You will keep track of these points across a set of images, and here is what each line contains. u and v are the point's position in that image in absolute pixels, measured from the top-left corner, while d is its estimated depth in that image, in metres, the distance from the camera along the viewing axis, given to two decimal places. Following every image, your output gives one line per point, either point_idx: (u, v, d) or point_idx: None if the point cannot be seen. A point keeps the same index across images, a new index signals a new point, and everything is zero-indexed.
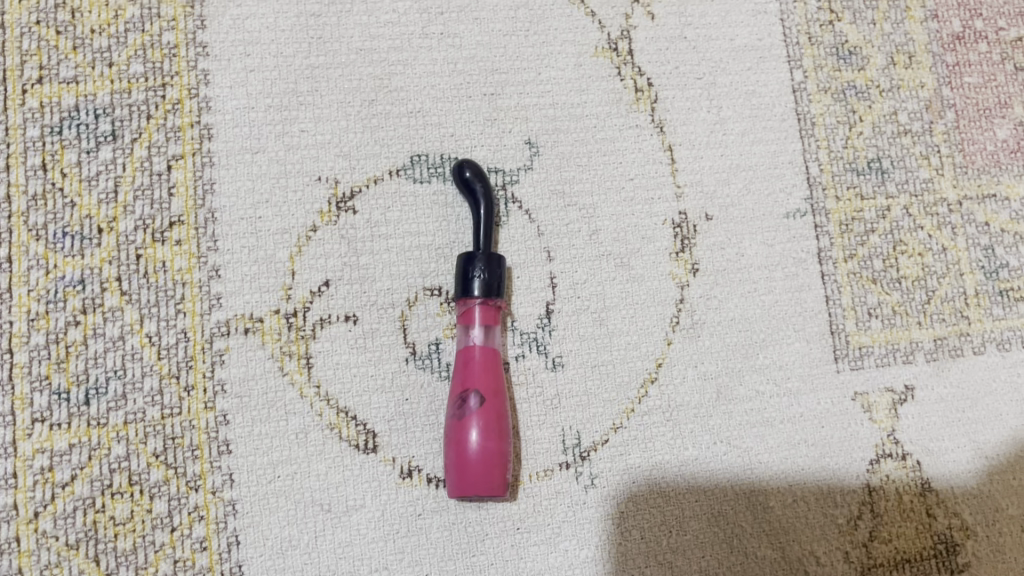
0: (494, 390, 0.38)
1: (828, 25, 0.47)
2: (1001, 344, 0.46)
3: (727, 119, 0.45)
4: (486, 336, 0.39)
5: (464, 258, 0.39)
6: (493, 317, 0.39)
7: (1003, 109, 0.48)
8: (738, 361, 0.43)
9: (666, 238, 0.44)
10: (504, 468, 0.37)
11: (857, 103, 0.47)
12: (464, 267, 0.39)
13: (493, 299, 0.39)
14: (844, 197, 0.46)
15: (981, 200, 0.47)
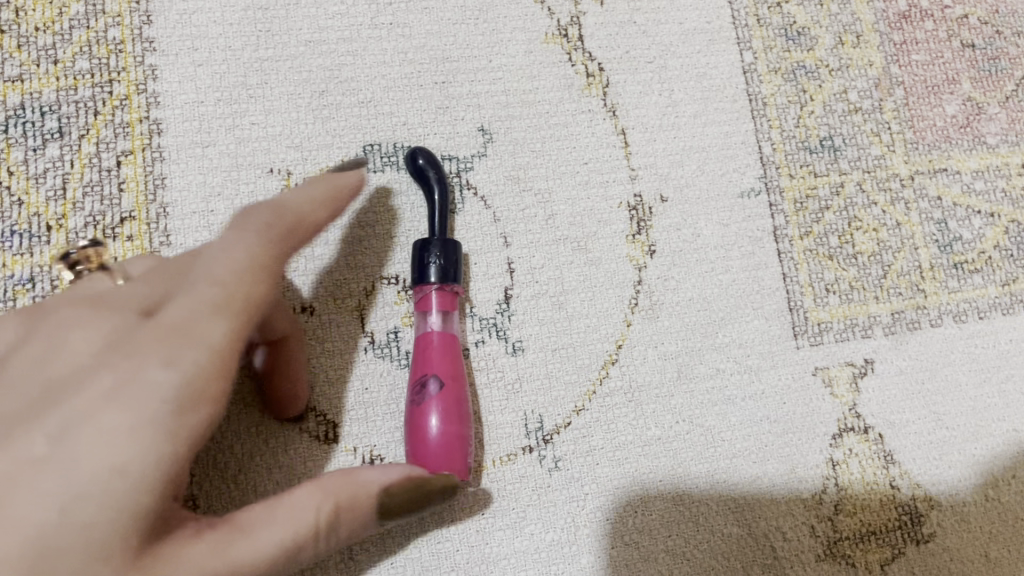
0: (454, 375, 0.38)
1: (776, 7, 0.48)
2: (957, 316, 0.47)
3: (679, 101, 0.46)
4: (444, 322, 0.39)
5: (419, 245, 0.39)
6: (449, 304, 0.39)
7: (951, 85, 0.49)
8: (697, 340, 0.43)
9: (621, 221, 0.44)
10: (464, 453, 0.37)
11: (807, 82, 0.47)
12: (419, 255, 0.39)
13: (449, 283, 0.39)
14: (797, 175, 0.46)
15: (932, 175, 0.48)
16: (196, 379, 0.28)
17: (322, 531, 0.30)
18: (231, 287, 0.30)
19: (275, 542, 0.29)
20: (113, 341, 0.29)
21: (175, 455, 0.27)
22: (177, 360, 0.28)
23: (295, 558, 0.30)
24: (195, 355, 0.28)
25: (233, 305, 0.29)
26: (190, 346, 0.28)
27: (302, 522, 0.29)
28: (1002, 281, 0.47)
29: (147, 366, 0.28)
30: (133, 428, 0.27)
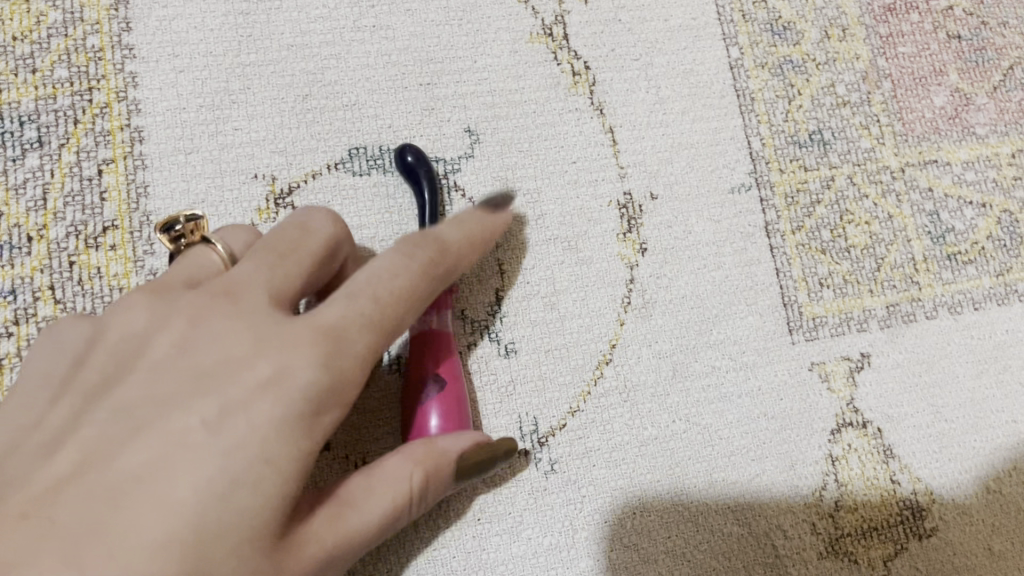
0: (453, 375, 0.38)
1: (761, 2, 0.48)
2: (952, 307, 0.46)
3: (666, 98, 0.45)
4: (439, 319, 0.38)
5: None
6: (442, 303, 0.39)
7: (938, 76, 0.49)
8: (692, 337, 0.43)
9: (612, 219, 0.44)
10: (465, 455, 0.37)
11: (794, 77, 0.47)
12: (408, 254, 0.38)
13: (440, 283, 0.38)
14: (787, 169, 0.46)
15: (923, 167, 0.48)
16: (340, 382, 0.30)
17: (418, 498, 0.32)
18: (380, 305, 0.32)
19: (380, 512, 0.31)
20: (261, 333, 0.31)
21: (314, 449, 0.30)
22: (333, 364, 0.30)
23: (395, 525, 0.32)
24: (347, 364, 0.31)
25: (383, 318, 0.32)
26: (342, 354, 0.31)
27: (399, 488, 0.32)
28: (996, 272, 0.47)
29: (300, 365, 0.30)
30: (283, 424, 0.29)
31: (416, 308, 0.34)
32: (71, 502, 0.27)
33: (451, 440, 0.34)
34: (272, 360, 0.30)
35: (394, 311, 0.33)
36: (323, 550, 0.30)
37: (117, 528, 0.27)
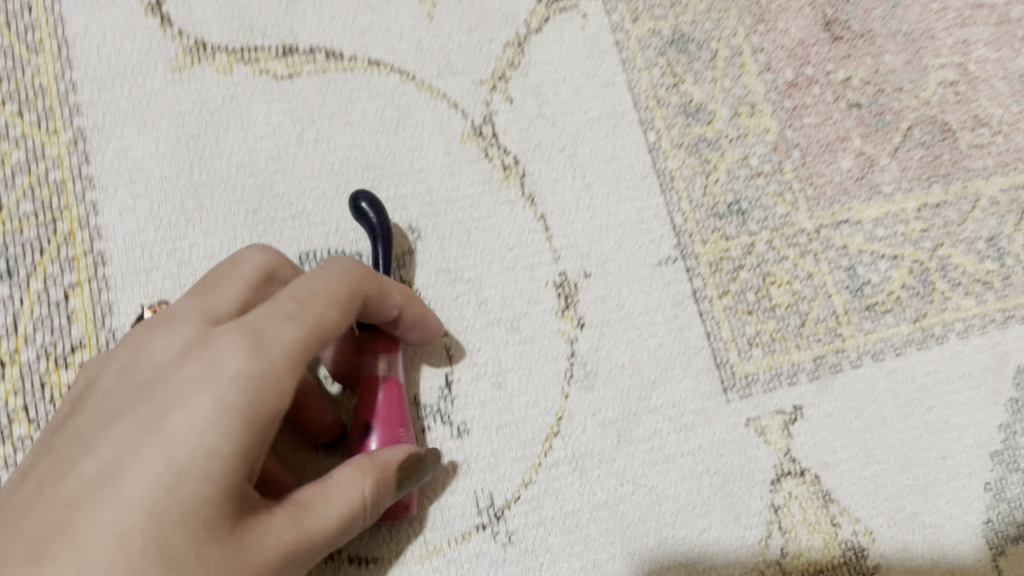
0: (397, 414, 0.41)
1: (673, 88, 0.52)
2: (875, 355, 0.49)
3: (591, 183, 0.49)
4: (389, 367, 0.42)
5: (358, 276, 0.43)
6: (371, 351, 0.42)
7: (843, 142, 0.53)
8: (633, 403, 0.46)
9: (550, 299, 0.47)
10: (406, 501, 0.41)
11: (709, 154, 0.51)
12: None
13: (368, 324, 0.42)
14: (709, 240, 0.49)
15: (836, 227, 0.52)
16: (268, 375, 0.32)
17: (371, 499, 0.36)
18: (302, 300, 0.35)
19: (339, 514, 0.35)
20: (192, 341, 0.34)
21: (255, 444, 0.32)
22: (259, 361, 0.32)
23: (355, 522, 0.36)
24: (275, 349, 0.33)
25: (303, 315, 0.34)
26: (269, 342, 0.33)
27: (354, 491, 0.35)
28: (912, 318, 0.51)
29: (227, 358, 0.32)
30: (217, 415, 0.31)
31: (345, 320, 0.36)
32: (40, 513, 0.31)
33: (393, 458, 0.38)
34: (198, 364, 0.32)
35: (316, 313, 0.34)
36: (283, 546, 0.33)
37: (80, 533, 0.30)
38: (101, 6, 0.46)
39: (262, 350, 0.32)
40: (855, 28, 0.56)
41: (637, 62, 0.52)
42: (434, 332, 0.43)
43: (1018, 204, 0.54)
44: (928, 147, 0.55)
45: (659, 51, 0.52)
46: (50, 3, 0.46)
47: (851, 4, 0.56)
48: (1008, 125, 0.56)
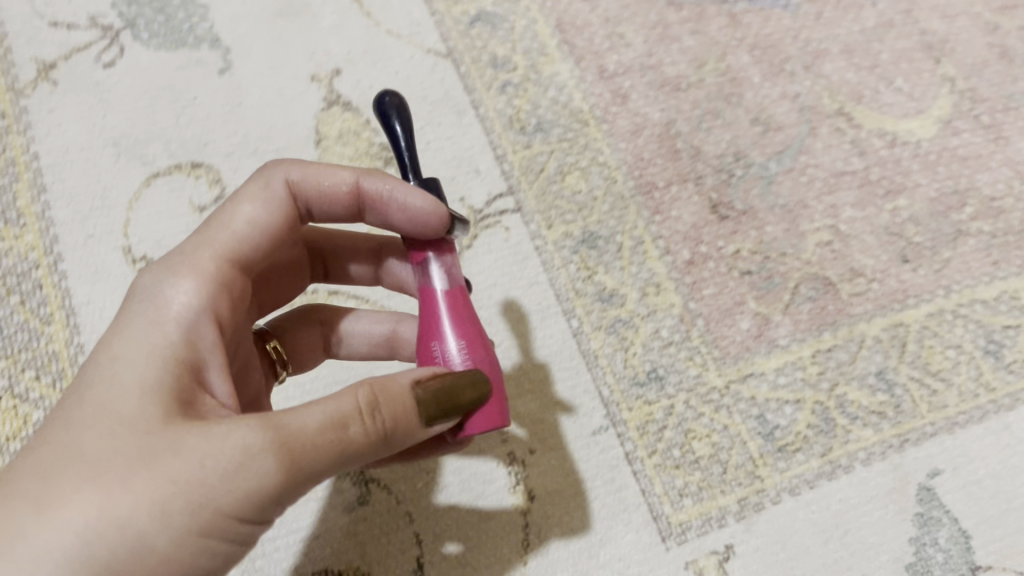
0: (465, 320, 0.44)
1: (588, 280, 0.62)
2: (792, 490, 0.57)
3: (525, 374, 0.60)
4: (448, 278, 0.45)
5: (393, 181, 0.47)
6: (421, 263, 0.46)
7: (740, 306, 0.62)
8: (584, 561, 0.54)
9: (503, 476, 0.56)
10: (494, 399, 0.42)
11: (626, 331, 0.61)
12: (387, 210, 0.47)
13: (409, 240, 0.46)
14: (634, 407, 0.58)
15: (743, 380, 0.60)
16: (186, 279, 0.42)
17: (364, 411, 0.37)
18: (214, 234, 0.44)
19: (318, 417, 0.36)
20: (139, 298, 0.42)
21: (174, 343, 0.39)
22: (165, 277, 0.41)
23: (342, 432, 0.36)
24: (189, 264, 0.42)
25: (211, 241, 0.44)
26: (187, 264, 0.42)
27: (335, 405, 0.36)
28: (820, 453, 0.58)
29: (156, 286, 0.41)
30: (146, 329, 0.39)
31: (252, 234, 0.45)
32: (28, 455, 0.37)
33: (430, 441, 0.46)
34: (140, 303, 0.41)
35: (220, 235, 0.44)
36: (242, 442, 0.35)
37: (46, 448, 0.36)
38: (101, 278, 0.57)
39: (169, 270, 0.42)
40: (738, 207, 0.66)
41: (554, 261, 0.63)
42: (425, 211, 0.44)
43: (898, 340, 0.63)
44: (815, 300, 0.64)
45: (572, 250, 0.63)
46: (60, 280, 0.57)
47: (732, 188, 0.67)
48: (881, 273, 0.66)
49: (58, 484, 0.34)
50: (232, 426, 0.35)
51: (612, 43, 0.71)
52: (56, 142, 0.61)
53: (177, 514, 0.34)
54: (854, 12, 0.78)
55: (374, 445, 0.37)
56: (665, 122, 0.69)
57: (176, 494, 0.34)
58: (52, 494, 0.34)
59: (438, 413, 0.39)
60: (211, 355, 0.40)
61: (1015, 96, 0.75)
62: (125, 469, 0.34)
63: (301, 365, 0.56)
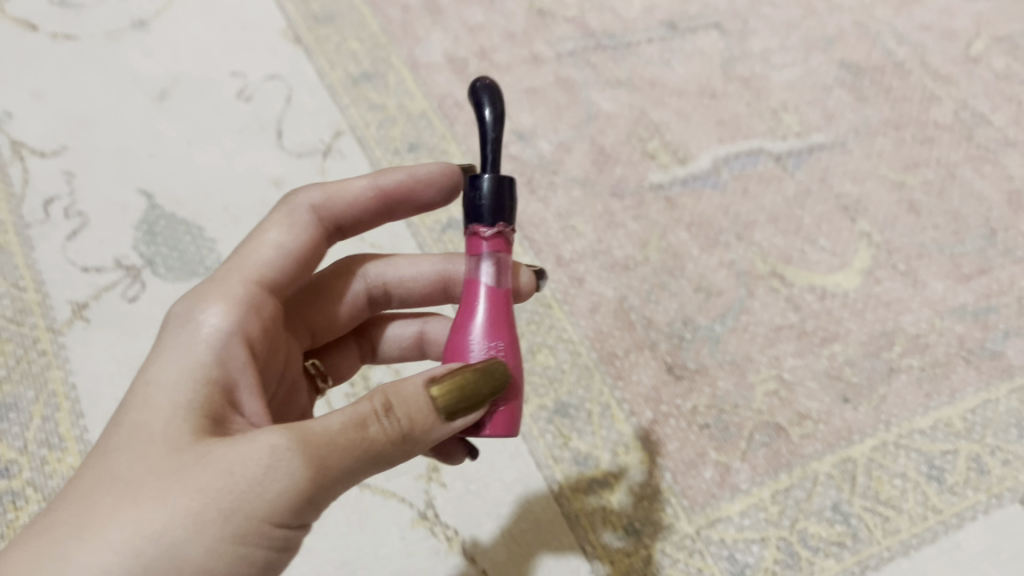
0: (499, 320, 0.47)
1: (563, 446, 0.71)
2: None
3: (515, 539, 0.67)
4: (495, 278, 0.48)
5: (468, 178, 0.47)
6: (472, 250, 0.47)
7: (702, 457, 0.71)
8: None
9: None
10: (507, 402, 0.45)
11: (602, 490, 0.70)
12: (470, 201, 0.47)
13: (471, 225, 0.47)
14: (616, 559, 0.67)
15: (711, 524, 0.68)
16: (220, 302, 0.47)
17: (379, 412, 0.41)
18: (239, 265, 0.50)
19: (338, 423, 0.40)
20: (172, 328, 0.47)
21: (207, 363, 0.44)
22: (197, 305, 0.47)
23: (363, 433, 0.40)
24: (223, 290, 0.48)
25: (236, 275, 0.49)
26: (221, 290, 0.48)
27: (354, 409, 0.41)
28: None
29: (187, 313, 0.46)
30: (181, 353, 0.44)
31: (278, 258, 0.51)
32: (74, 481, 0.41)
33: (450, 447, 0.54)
34: (174, 331, 0.46)
35: (247, 267, 0.50)
36: (268, 447, 0.38)
37: (90, 470, 0.40)
38: None
39: (196, 301, 0.47)
40: (690, 366, 0.75)
41: (533, 432, 0.71)
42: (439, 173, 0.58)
43: (849, 474, 0.71)
44: (769, 445, 0.72)
45: (548, 420, 0.72)
46: None
47: (684, 350, 0.76)
48: (825, 414, 0.74)
49: (101, 503, 0.38)
50: (257, 435, 0.39)
51: (567, 234, 0.83)
52: (91, 370, 0.68)
53: (211, 521, 0.37)
54: (776, 183, 0.89)
55: (393, 443, 0.41)
56: (618, 298, 0.79)
57: (212, 501, 0.37)
58: (97, 518, 0.37)
59: (455, 408, 0.42)
60: (240, 377, 0.45)
61: (926, 244, 0.86)
62: (163, 483, 0.38)
63: (340, 376, 0.64)
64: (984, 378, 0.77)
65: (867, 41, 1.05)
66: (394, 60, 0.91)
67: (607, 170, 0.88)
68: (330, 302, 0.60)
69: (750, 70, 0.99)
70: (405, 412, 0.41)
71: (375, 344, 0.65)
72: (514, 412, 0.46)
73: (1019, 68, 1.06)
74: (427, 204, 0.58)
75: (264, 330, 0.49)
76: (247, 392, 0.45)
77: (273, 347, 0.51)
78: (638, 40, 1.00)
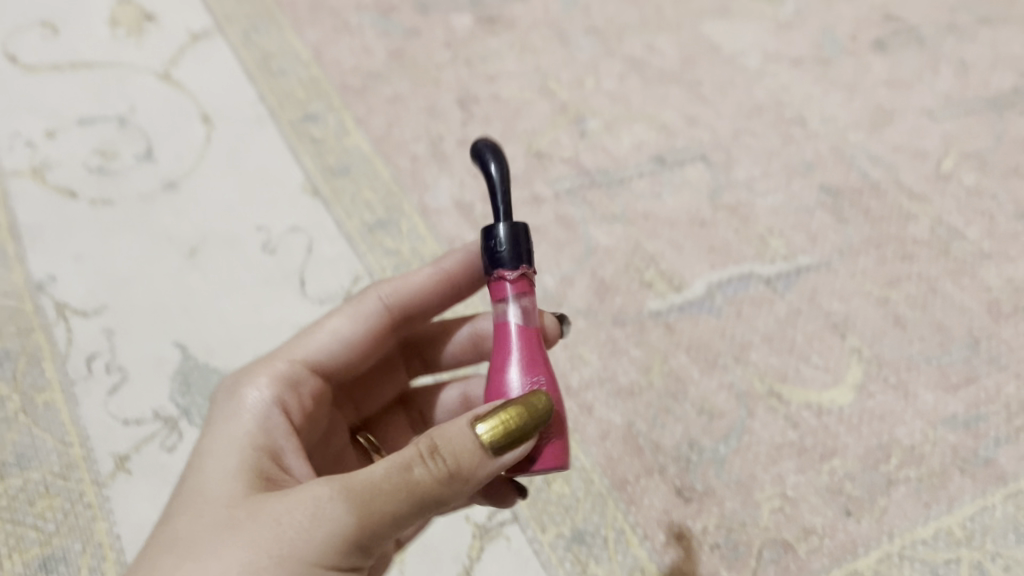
0: (533, 357, 0.53)
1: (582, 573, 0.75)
2: None
3: None
4: (523, 318, 0.54)
5: (485, 229, 0.54)
6: (499, 295, 0.53)
7: None
8: None
9: None
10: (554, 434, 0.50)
11: None
12: (489, 247, 0.53)
13: (494, 272, 0.53)
14: None
15: None
16: (263, 381, 0.59)
17: (424, 455, 0.46)
18: (281, 354, 0.62)
19: (383, 469, 0.46)
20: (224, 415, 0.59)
21: (255, 435, 0.55)
22: (247, 385, 0.58)
23: (406, 474, 0.46)
24: (269, 371, 0.60)
25: (280, 359, 0.61)
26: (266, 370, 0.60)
27: (401, 457, 0.47)
28: None
29: (238, 400, 0.58)
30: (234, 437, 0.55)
31: (331, 343, 0.64)
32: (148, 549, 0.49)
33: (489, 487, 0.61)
34: (227, 415, 0.57)
35: (298, 350, 0.62)
36: (314, 496, 0.46)
37: (163, 538, 0.48)
38: None
39: (248, 380, 0.59)
40: (698, 488, 0.80)
41: (552, 559, 0.76)
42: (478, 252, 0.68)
43: None
44: (778, 562, 0.76)
45: (566, 547, 0.76)
46: None
47: (691, 472, 0.80)
48: (830, 529, 0.78)
49: (170, 560, 0.46)
50: (309, 488, 0.46)
51: (574, 362, 0.88)
52: (133, 520, 0.73)
53: (264, 567, 0.44)
54: (768, 305, 0.95)
55: (439, 483, 0.46)
56: (626, 424, 0.83)
57: (266, 548, 0.44)
58: (169, 573, 0.45)
59: (500, 444, 0.47)
60: (285, 445, 0.56)
61: (914, 355, 0.91)
62: (224, 539, 0.46)
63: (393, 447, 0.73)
64: (979, 485, 0.81)
65: (843, 164, 1.13)
66: (406, 206, 0.98)
67: (608, 300, 0.94)
68: (377, 377, 0.73)
69: (736, 197, 1.07)
70: (445, 453, 0.46)
71: (417, 411, 0.75)
72: (554, 442, 0.50)
73: (988, 182, 1.13)
74: (472, 272, 0.69)
75: (303, 404, 0.60)
76: (295, 459, 0.56)
77: (318, 417, 0.63)
78: (630, 175, 1.08)
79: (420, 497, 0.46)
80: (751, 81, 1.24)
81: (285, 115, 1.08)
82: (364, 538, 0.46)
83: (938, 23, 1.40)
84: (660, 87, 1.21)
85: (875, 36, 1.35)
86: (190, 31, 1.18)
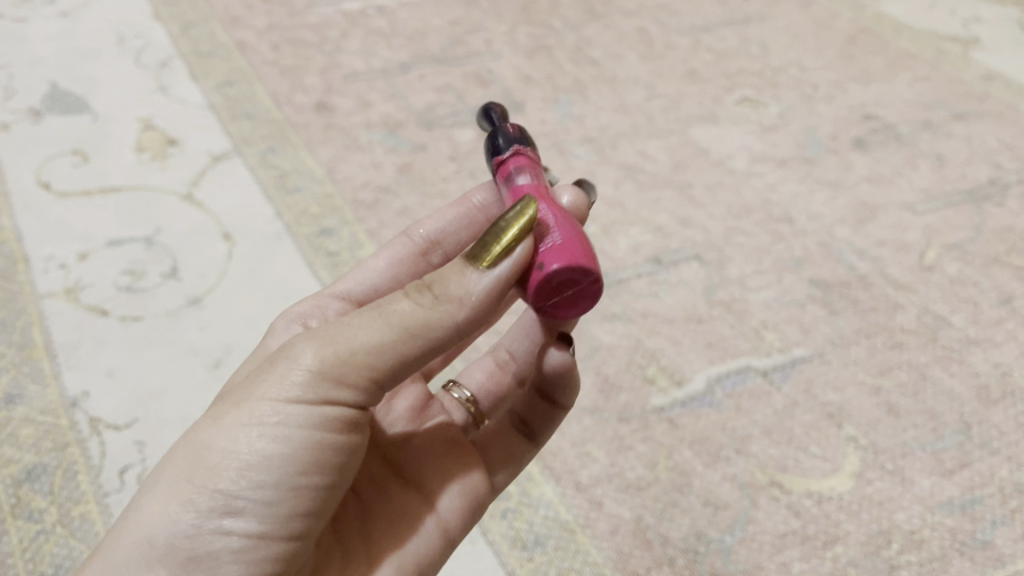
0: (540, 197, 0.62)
1: None
2: None
3: None
4: (528, 178, 0.64)
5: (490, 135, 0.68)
6: (504, 172, 0.66)
7: None
8: None
9: None
10: (560, 246, 0.57)
11: None
12: (492, 143, 0.67)
13: (497, 159, 0.67)
14: None
15: None
16: (295, 313, 0.74)
17: (411, 294, 0.53)
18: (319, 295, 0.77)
19: (365, 314, 0.53)
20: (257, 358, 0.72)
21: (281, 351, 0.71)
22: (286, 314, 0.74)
23: (389, 310, 0.52)
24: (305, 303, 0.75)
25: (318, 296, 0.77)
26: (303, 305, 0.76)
27: (391, 300, 0.53)
28: None
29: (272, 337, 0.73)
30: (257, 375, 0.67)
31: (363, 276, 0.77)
32: None
33: (561, 386, 0.71)
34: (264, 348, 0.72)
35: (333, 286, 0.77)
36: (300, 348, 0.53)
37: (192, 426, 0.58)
38: None
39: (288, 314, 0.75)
40: None
41: None
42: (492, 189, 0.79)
43: None
44: None
45: None
46: None
47: (700, 563, 0.84)
48: None
49: (191, 433, 0.55)
50: (299, 341, 0.54)
51: (582, 460, 0.91)
52: None
53: (260, 413, 0.52)
54: (765, 397, 0.99)
55: (423, 309, 0.52)
56: (635, 517, 0.87)
57: (259, 396, 0.52)
58: (189, 440, 0.54)
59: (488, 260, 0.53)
60: None
61: (908, 442, 0.95)
62: (230, 402, 0.54)
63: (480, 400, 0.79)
64: (978, 567, 0.85)
65: (831, 259, 1.19)
66: None
67: (613, 397, 0.98)
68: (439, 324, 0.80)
69: (730, 294, 1.12)
70: (424, 291, 0.53)
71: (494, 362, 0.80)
72: (559, 248, 0.56)
73: (970, 271, 1.19)
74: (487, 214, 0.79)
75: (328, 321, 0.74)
76: None
77: None
78: (628, 276, 1.14)
79: (397, 328, 0.51)
80: (738, 182, 1.31)
81: (301, 230, 1.15)
82: (341, 383, 0.52)
83: (914, 121, 1.48)
84: (654, 191, 1.28)
85: (855, 136, 1.44)
86: (211, 154, 1.27)
